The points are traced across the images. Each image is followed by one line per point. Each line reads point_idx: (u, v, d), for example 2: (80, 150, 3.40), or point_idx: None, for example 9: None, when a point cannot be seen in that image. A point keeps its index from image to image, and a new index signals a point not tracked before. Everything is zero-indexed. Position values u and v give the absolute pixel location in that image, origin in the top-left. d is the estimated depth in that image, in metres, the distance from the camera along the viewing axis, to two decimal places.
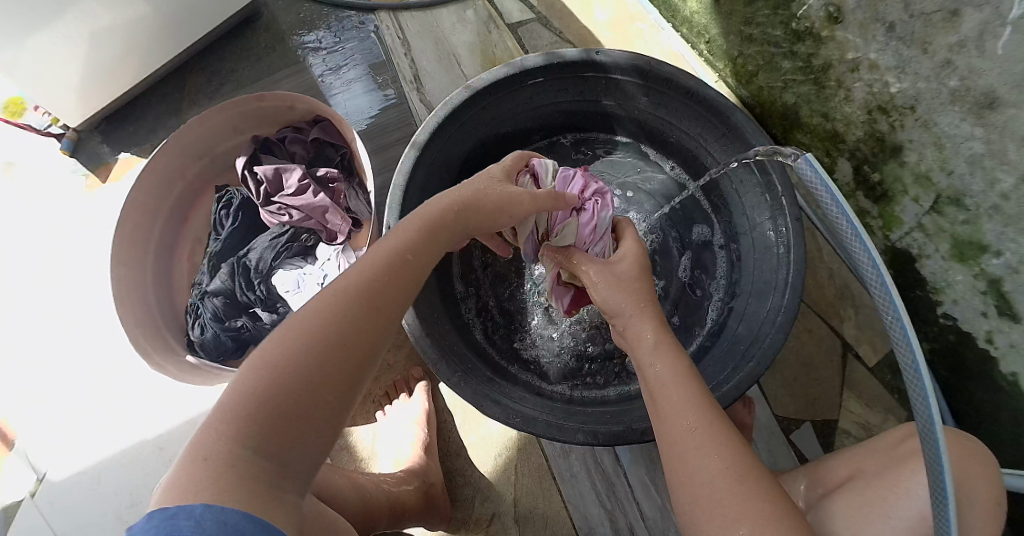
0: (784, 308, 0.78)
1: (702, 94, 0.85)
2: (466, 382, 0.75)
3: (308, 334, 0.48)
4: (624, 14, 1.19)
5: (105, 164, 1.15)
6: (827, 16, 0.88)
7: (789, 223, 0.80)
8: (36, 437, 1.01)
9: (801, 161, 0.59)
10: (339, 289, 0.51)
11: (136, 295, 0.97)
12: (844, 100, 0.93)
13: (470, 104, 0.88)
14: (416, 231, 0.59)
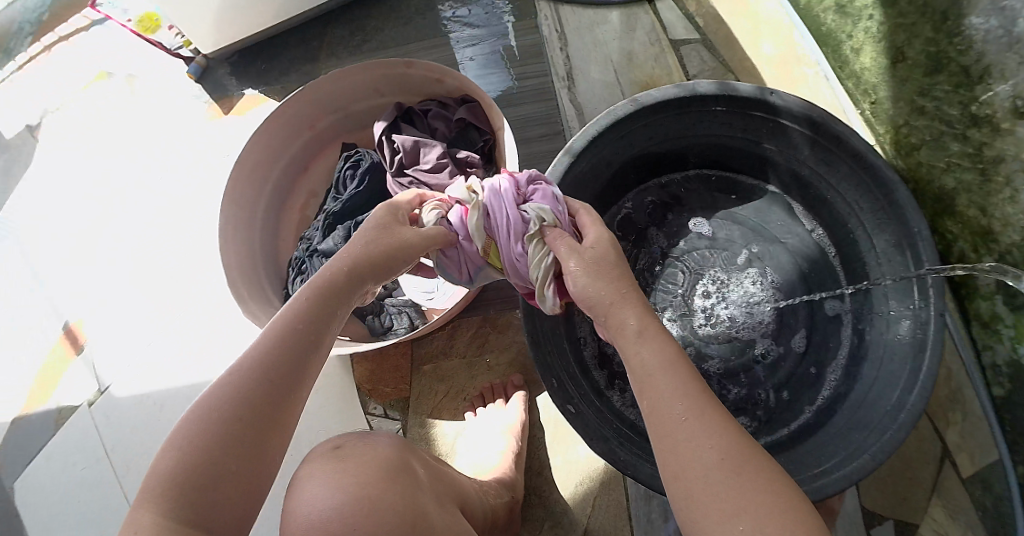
0: (909, 405, 0.72)
1: (870, 159, 0.79)
2: (579, 411, 0.72)
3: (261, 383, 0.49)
4: (792, 53, 1.09)
5: (229, 97, 1.10)
6: (1013, 108, 0.77)
7: (931, 318, 0.75)
8: (106, 349, 0.98)
9: None
10: (257, 346, 0.50)
11: (244, 235, 0.95)
12: (1010, 200, 0.80)
13: (631, 119, 0.84)
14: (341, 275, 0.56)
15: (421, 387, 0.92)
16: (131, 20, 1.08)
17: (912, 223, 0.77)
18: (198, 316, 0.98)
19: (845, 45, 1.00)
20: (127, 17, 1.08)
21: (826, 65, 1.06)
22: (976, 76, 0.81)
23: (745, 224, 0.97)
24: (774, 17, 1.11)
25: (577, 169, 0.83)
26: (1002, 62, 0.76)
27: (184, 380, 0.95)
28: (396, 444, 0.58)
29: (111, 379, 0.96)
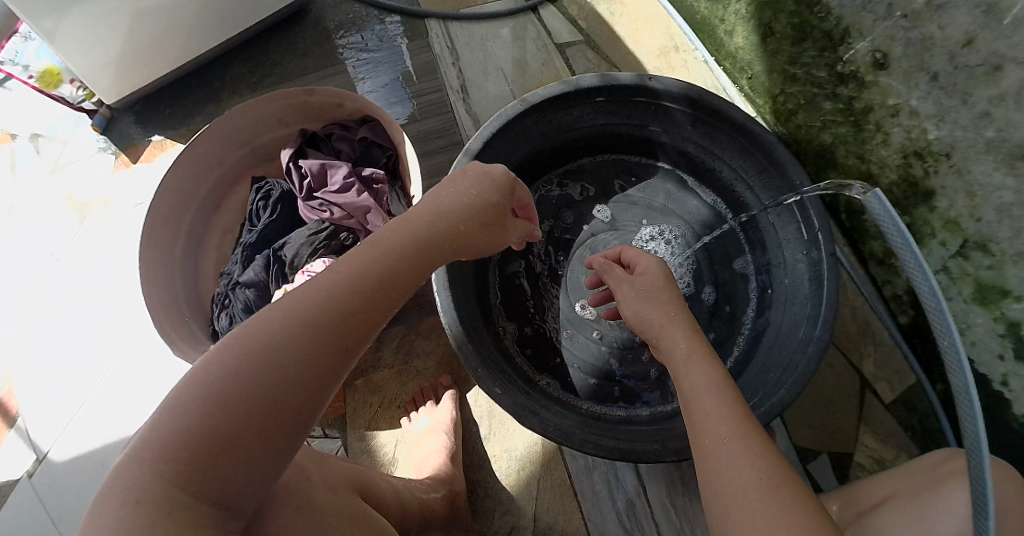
0: (816, 339, 0.78)
1: (751, 128, 0.85)
2: (506, 394, 0.76)
3: (252, 371, 0.46)
4: (671, 45, 1.25)
5: (134, 145, 1.15)
6: (873, 62, 0.95)
7: (824, 256, 0.81)
8: (39, 413, 0.97)
9: (870, 196, 0.61)
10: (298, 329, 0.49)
11: (162, 280, 0.95)
12: (882, 143, 0.99)
13: (524, 118, 0.88)
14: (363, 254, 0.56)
15: (355, 402, 0.94)
16: (33, 76, 1.06)
17: (794, 176, 0.83)
18: (132, 367, 0.99)
19: (719, 29, 1.18)
20: (28, 73, 1.06)
21: (702, 51, 1.25)
22: (838, 39, 0.99)
23: (639, 200, 1.03)
24: (654, 16, 1.27)
25: (485, 167, 0.87)
26: (857, 23, 0.95)
27: (123, 434, 0.95)
28: (300, 449, 0.62)
29: (47, 445, 0.95)
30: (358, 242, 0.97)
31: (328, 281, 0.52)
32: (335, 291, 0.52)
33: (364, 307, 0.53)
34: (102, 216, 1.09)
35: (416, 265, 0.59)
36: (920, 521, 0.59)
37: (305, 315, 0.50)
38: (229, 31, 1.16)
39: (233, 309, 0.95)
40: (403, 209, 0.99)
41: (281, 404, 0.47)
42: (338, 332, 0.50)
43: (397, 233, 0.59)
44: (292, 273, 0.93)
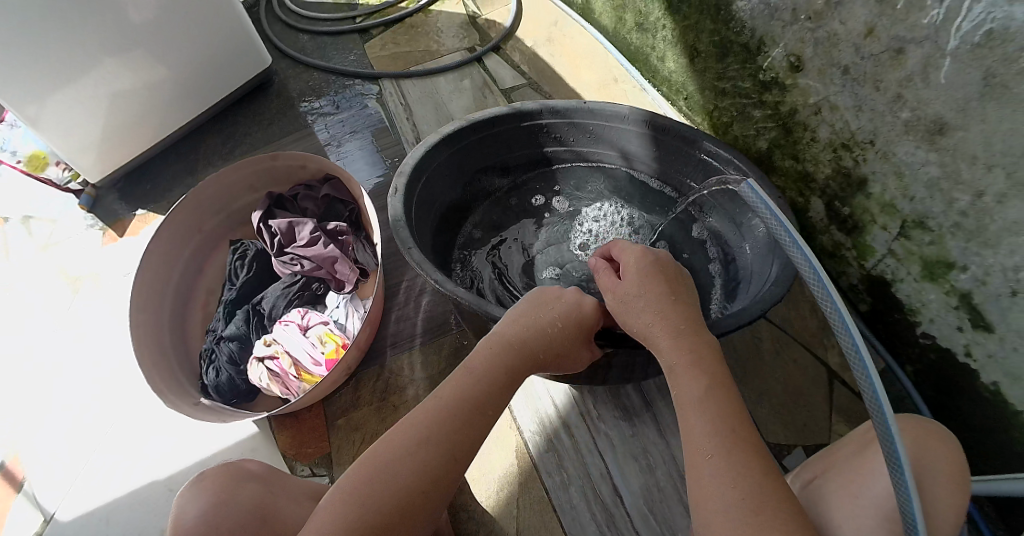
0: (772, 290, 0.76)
1: (676, 126, 0.96)
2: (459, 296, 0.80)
3: (396, 475, 0.59)
4: (609, 78, 1.39)
5: (121, 221, 1.31)
6: (789, 65, 1.02)
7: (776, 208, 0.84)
8: (46, 475, 1.05)
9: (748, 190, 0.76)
10: (427, 434, 0.62)
11: (153, 341, 1.02)
12: (811, 141, 1.04)
13: (468, 133, 1.01)
14: (496, 352, 0.68)
15: (338, 441, 0.99)
16: (21, 160, 1.31)
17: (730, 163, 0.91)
18: (139, 424, 1.08)
19: (652, 56, 1.31)
20: (16, 158, 1.32)
21: (639, 79, 1.35)
22: (755, 49, 1.07)
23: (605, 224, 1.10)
24: (592, 56, 1.42)
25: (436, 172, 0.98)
26: (769, 31, 1.03)
27: (130, 488, 1.02)
28: (259, 468, 0.77)
29: (54, 506, 1.02)
30: (328, 290, 1.05)
31: (455, 393, 0.66)
32: (461, 390, 0.66)
33: (469, 419, 0.64)
34: (91, 286, 1.23)
35: (510, 386, 0.69)
36: (852, 492, 0.63)
37: (455, 423, 0.63)
38: (201, 105, 1.37)
39: (218, 362, 1.01)
40: (369, 257, 1.08)
41: (433, 493, 0.60)
42: (465, 419, 0.64)
43: (496, 343, 0.69)
44: (272, 322, 1.02)
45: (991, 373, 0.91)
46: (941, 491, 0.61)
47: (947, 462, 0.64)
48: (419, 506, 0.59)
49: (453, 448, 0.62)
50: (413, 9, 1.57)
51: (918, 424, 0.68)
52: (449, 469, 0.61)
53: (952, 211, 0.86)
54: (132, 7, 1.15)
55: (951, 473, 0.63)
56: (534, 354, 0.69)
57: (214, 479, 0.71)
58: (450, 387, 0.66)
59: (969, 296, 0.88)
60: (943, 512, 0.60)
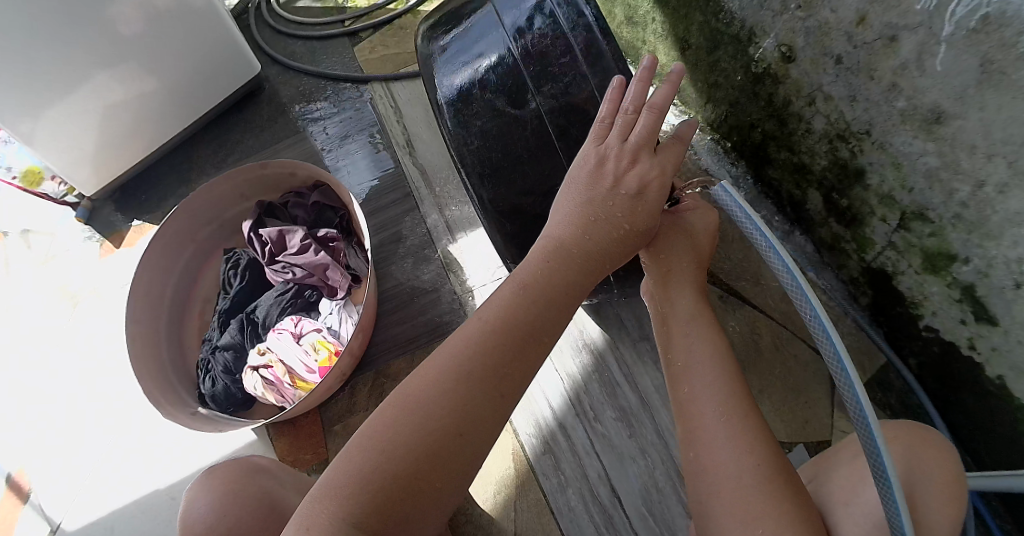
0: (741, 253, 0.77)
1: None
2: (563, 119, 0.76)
3: (433, 408, 0.52)
4: None
5: (118, 232, 1.32)
6: (781, 56, 1.00)
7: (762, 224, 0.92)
8: (50, 488, 1.06)
9: (721, 189, 0.79)
10: (485, 358, 0.55)
11: (151, 354, 1.02)
12: (806, 132, 1.03)
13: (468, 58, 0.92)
14: (567, 267, 0.61)
15: (336, 447, 0.99)
16: (17, 176, 1.32)
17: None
18: (139, 433, 1.09)
19: (644, 50, 1.33)
20: (12, 173, 1.32)
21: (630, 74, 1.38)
22: (747, 40, 1.05)
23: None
24: None
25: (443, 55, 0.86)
26: (760, 21, 1.00)
27: (133, 498, 1.03)
28: (263, 461, 0.80)
29: (61, 516, 1.03)
30: (321, 297, 1.05)
31: (502, 315, 0.57)
32: (513, 311, 0.58)
33: (521, 349, 0.57)
34: (89, 296, 1.24)
35: (568, 306, 0.61)
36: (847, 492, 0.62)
37: (504, 348, 0.56)
38: (193, 114, 1.37)
39: (214, 371, 1.01)
40: (362, 264, 1.06)
41: (473, 432, 0.52)
42: (515, 345, 0.56)
43: (554, 256, 0.62)
44: (266, 331, 1.02)
45: (997, 366, 0.89)
46: (934, 503, 0.60)
47: (941, 470, 0.63)
48: (456, 447, 0.51)
49: (502, 385, 0.55)
50: (402, 9, 1.49)
51: (912, 430, 0.67)
52: (493, 406, 0.54)
53: (952, 202, 0.84)
54: (121, 21, 1.14)
55: (947, 483, 0.62)
56: (595, 268, 0.62)
57: (221, 473, 0.75)
58: (497, 307, 0.58)
59: (972, 288, 0.86)
60: (936, 519, 0.60)
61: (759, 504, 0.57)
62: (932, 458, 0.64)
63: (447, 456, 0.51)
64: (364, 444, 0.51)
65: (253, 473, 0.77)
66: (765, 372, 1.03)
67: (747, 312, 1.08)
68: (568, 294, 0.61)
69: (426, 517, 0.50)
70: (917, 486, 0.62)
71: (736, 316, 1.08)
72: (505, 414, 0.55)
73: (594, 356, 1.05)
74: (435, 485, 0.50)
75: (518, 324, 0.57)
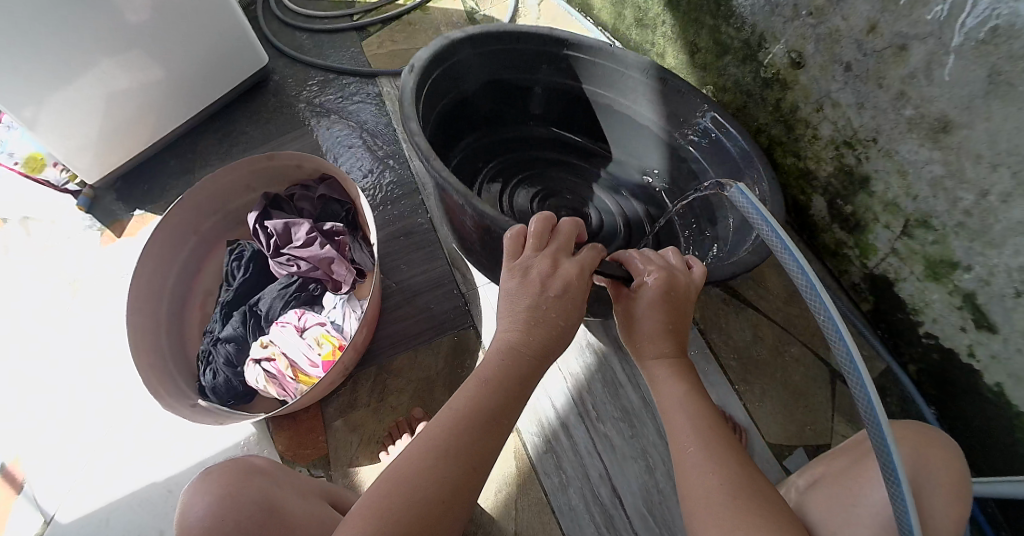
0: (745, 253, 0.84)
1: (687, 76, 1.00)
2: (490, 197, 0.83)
3: (408, 497, 0.51)
4: None
5: (118, 221, 1.31)
6: (790, 62, 1.00)
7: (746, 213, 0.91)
8: (44, 479, 1.05)
9: (737, 190, 0.81)
10: (449, 452, 0.55)
11: (151, 343, 1.02)
12: (812, 138, 1.03)
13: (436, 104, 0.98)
14: (526, 358, 0.62)
15: (337, 441, 0.99)
16: (19, 162, 1.30)
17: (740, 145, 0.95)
18: (137, 424, 1.08)
19: (651, 53, 1.32)
20: (14, 159, 1.30)
21: None
22: (756, 45, 1.06)
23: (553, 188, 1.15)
24: None
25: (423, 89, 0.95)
26: (770, 27, 1.01)
27: (129, 490, 1.02)
28: (261, 462, 0.78)
29: (55, 507, 1.02)
30: (325, 291, 1.05)
31: (462, 409, 0.58)
32: (474, 406, 0.58)
33: (485, 437, 0.57)
34: (88, 286, 1.23)
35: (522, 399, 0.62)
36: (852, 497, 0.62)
37: (468, 434, 0.56)
38: (196, 105, 1.37)
39: (215, 364, 1.01)
40: (366, 257, 1.07)
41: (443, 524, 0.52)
42: (478, 433, 0.57)
43: (509, 351, 0.62)
44: (269, 323, 1.01)
45: (995, 374, 0.90)
46: (940, 502, 0.61)
47: (947, 472, 0.63)
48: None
49: (467, 474, 0.55)
50: (412, 5, 1.51)
51: (923, 431, 0.68)
52: (462, 494, 0.54)
53: (956, 210, 0.85)
54: (129, 9, 1.13)
55: (952, 485, 0.63)
56: (546, 358, 0.64)
57: (224, 473, 0.72)
58: (460, 397, 0.59)
59: (972, 296, 0.87)
60: (941, 521, 0.60)
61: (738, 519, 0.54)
62: (940, 459, 0.64)
63: None
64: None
65: (251, 475, 0.74)
66: (766, 375, 1.03)
67: (749, 316, 1.09)
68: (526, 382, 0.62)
69: None
70: (926, 486, 0.62)
71: (739, 318, 1.08)
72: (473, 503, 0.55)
73: (597, 358, 1.05)
74: None
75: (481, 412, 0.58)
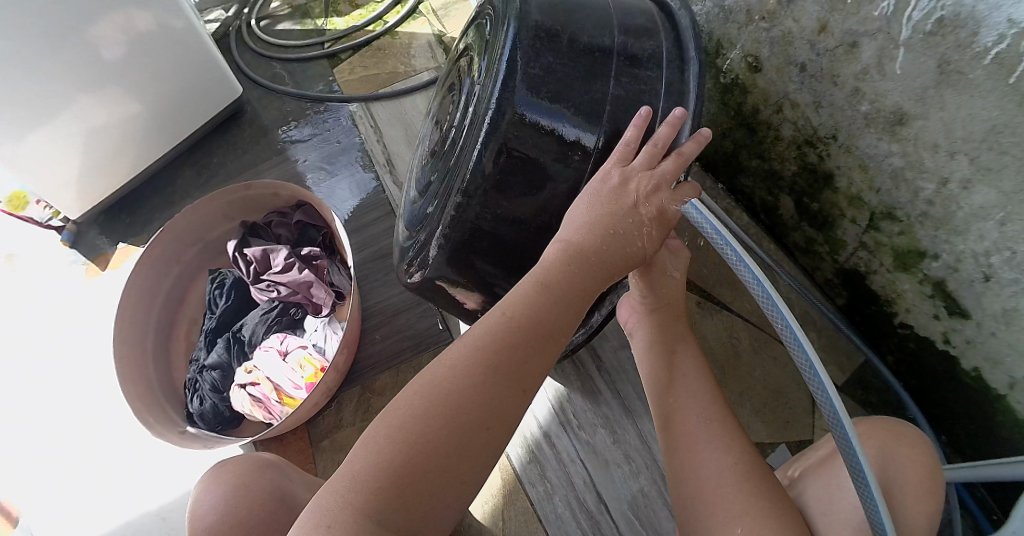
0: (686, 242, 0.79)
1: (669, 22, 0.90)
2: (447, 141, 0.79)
3: (454, 403, 0.50)
4: None
5: (103, 255, 1.33)
6: (748, 66, 1.03)
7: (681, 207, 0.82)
8: (40, 515, 1.05)
9: (688, 207, 0.76)
10: (512, 307, 0.56)
11: (138, 372, 1.03)
12: (775, 139, 1.06)
13: None
14: (571, 263, 0.59)
15: (323, 462, 1.00)
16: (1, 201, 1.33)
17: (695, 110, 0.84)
18: (128, 456, 1.09)
19: None
20: None
21: None
22: (714, 53, 1.09)
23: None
24: None
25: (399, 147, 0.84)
26: (727, 33, 1.04)
27: (125, 519, 1.02)
28: (271, 457, 0.77)
29: None
30: (306, 314, 1.07)
31: (525, 312, 0.56)
32: (536, 309, 0.56)
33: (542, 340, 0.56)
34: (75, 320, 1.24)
35: (581, 309, 0.59)
36: (822, 505, 0.63)
37: (507, 332, 0.54)
38: (176, 137, 1.39)
39: (202, 391, 1.02)
40: (344, 279, 1.10)
41: (496, 426, 0.51)
42: (535, 341, 0.55)
43: (575, 261, 0.60)
44: (252, 348, 1.03)
45: (971, 359, 0.91)
46: (907, 498, 0.61)
47: (914, 467, 0.63)
48: (482, 420, 0.51)
49: (522, 369, 0.54)
50: (381, 30, 1.54)
51: (886, 427, 0.68)
52: (513, 393, 0.53)
53: (919, 200, 0.86)
54: (104, 46, 1.16)
55: (920, 481, 0.62)
56: (612, 274, 0.62)
57: (234, 464, 0.74)
58: (477, 340, 0.54)
59: (943, 284, 0.89)
60: (914, 516, 0.60)
61: (737, 518, 0.59)
62: (906, 456, 0.64)
63: (468, 442, 0.50)
64: (390, 410, 0.51)
65: (262, 468, 0.74)
66: (748, 376, 1.04)
67: (726, 317, 1.10)
68: (544, 373, 0.56)
69: (438, 509, 0.48)
70: (893, 485, 0.62)
71: (714, 321, 1.10)
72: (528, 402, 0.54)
73: (577, 366, 1.06)
74: (454, 478, 0.49)
75: (500, 371, 0.52)
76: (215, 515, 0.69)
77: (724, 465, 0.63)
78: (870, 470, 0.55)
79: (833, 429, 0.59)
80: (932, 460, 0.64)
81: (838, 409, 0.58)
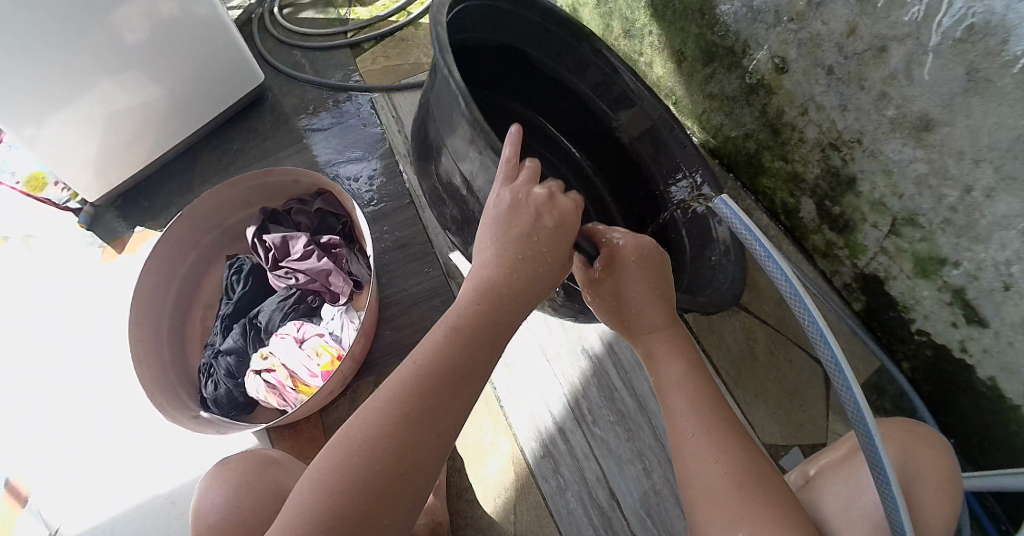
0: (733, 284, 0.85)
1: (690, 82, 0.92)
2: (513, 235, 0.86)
3: (364, 458, 0.52)
4: None
5: (120, 238, 1.33)
6: (775, 67, 1.02)
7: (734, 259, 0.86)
8: (51, 494, 1.05)
9: (719, 201, 0.75)
10: (421, 355, 0.58)
11: (154, 354, 1.03)
12: (799, 141, 1.05)
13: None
14: (481, 303, 0.60)
15: None
16: (20, 182, 1.31)
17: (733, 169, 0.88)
18: (141, 438, 1.10)
19: (641, 62, 1.35)
20: (15, 178, 1.31)
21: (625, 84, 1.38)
22: (740, 52, 1.08)
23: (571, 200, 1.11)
24: None
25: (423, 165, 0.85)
26: (754, 33, 1.03)
27: (137, 501, 1.03)
28: (276, 454, 0.77)
29: (58, 520, 1.02)
30: (324, 302, 1.07)
31: (433, 358, 0.57)
32: (445, 352, 0.57)
33: (456, 379, 0.57)
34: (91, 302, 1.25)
35: (494, 344, 0.60)
36: (839, 502, 0.63)
37: (419, 378, 0.56)
38: (195, 123, 1.39)
39: (217, 376, 1.02)
40: (363, 269, 1.09)
41: (411, 475, 0.53)
42: (449, 383, 0.56)
43: (485, 299, 0.60)
44: (269, 335, 1.03)
45: (988, 368, 0.90)
46: (926, 498, 0.61)
47: (934, 469, 0.63)
48: (399, 472, 0.52)
49: (434, 416, 0.55)
50: (404, 21, 1.54)
51: (907, 429, 0.68)
52: (428, 442, 0.54)
53: (942, 207, 0.86)
54: (126, 30, 1.16)
55: (939, 483, 0.62)
56: (525, 299, 0.62)
57: (240, 463, 0.73)
58: (387, 392, 0.56)
59: (962, 291, 0.88)
60: (933, 518, 0.60)
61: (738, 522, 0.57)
62: (926, 457, 0.64)
63: (382, 495, 0.51)
64: (307, 473, 0.53)
65: (266, 466, 0.73)
66: (764, 377, 1.05)
67: (742, 318, 1.10)
68: (461, 418, 0.57)
69: None
70: (913, 485, 0.62)
71: (731, 321, 1.10)
72: (446, 449, 0.55)
73: (593, 362, 1.06)
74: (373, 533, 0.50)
75: (411, 419, 0.54)
76: (221, 514, 0.68)
77: (723, 470, 0.61)
78: (891, 468, 0.54)
79: (855, 428, 0.58)
80: (951, 463, 0.64)
81: (862, 408, 0.56)
